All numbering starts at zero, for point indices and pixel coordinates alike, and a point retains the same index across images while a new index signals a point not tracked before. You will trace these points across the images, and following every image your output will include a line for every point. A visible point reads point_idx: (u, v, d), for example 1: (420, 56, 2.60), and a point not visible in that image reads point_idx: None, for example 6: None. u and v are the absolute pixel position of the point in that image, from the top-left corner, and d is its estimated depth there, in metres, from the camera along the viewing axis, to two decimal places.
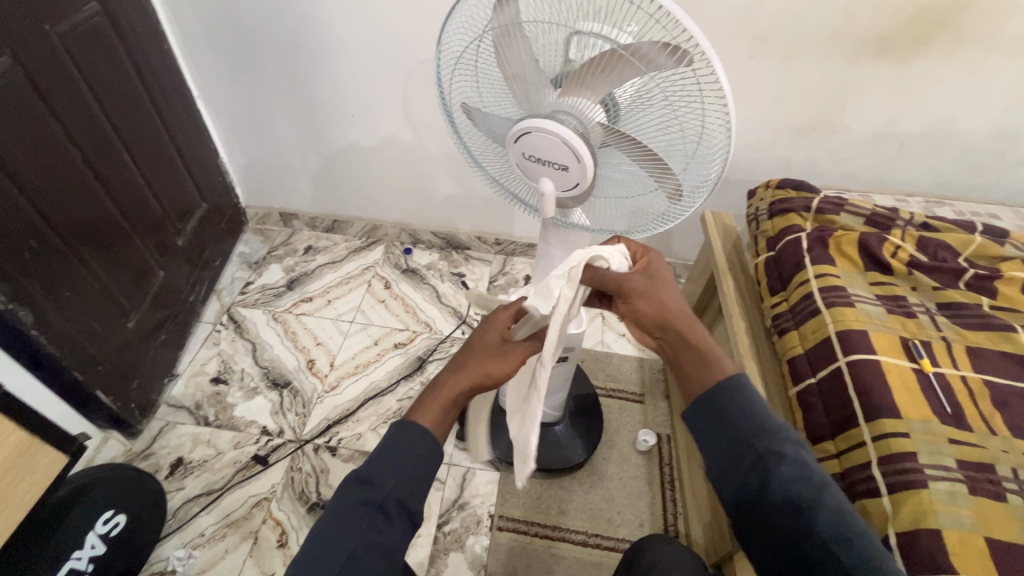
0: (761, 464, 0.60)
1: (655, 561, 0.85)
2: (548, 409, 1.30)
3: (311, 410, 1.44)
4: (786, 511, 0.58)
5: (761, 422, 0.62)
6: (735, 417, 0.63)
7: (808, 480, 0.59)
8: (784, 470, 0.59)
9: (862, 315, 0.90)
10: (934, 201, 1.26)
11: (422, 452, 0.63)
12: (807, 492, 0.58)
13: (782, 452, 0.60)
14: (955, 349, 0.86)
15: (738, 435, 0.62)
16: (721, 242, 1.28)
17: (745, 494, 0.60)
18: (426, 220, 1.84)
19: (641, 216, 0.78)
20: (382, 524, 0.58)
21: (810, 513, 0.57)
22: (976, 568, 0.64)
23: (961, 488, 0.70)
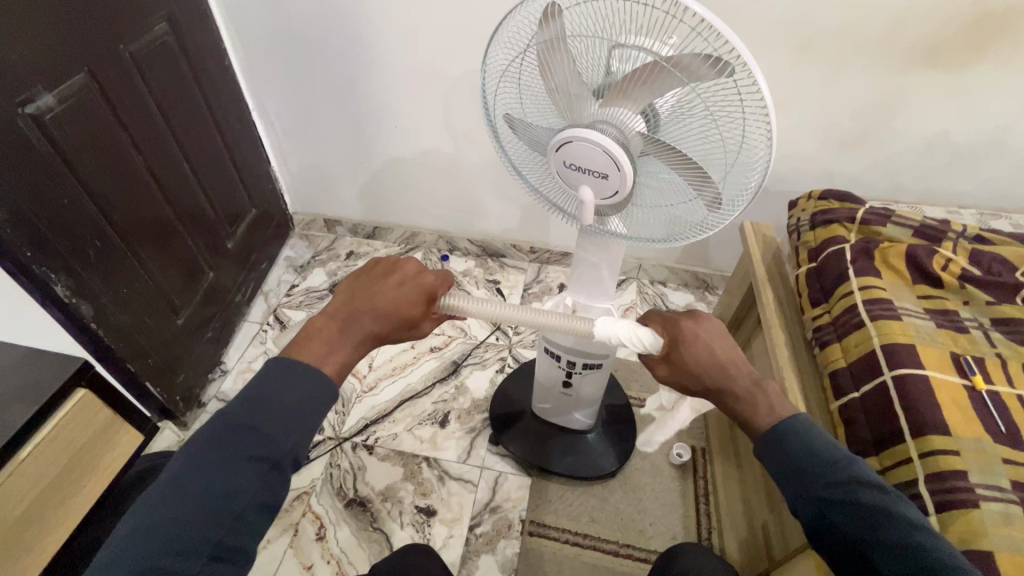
0: (818, 509, 0.62)
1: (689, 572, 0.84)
2: (580, 417, 1.31)
3: (349, 409, 1.48)
4: (850, 551, 0.61)
5: (817, 466, 0.63)
6: (797, 463, 0.64)
7: (868, 518, 0.59)
8: (836, 515, 0.61)
9: (908, 329, 0.88)
10: (990, 213, 1.21)
11: (285, 399, 0.64)
12: (862, 533, 0.60)
13: (839, 492, 0.61)
14: (1011, 366, 0.83)
15: (794, 481, 0.64)
16: (761, 254, 1.27)
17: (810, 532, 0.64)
18: (463, 228, 1.89)
19: (678, 226, 0.79)
20: (270, 477, 0.61)
21: (873, 554, 0.59)
22: None
23: (1016, 510, 0.67)
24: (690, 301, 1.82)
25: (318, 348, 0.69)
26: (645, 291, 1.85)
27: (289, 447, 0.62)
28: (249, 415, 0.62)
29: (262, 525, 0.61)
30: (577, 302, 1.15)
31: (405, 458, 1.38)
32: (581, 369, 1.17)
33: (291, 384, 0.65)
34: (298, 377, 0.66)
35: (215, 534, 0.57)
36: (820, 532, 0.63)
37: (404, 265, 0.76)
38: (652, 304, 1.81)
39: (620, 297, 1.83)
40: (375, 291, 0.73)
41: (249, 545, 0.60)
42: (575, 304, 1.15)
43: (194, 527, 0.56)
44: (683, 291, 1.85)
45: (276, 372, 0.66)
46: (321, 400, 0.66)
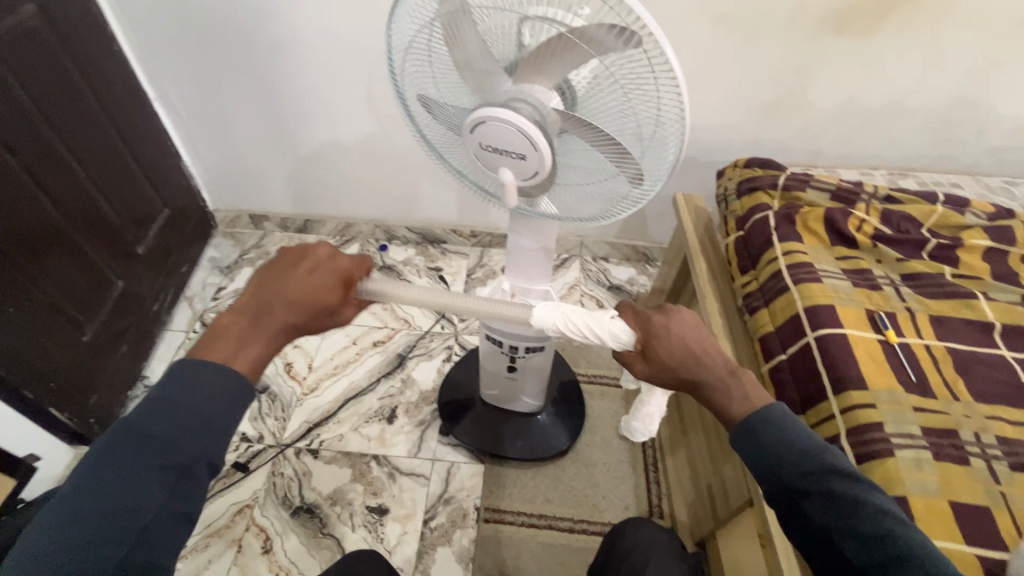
0: (789, 496, 0.57)
1: (636, 546, 0.85)
2: (528, 400, 1.31)
3: (290, 414, 1.42)
4: (823, 542, 0.55)
5: (789, 450, 0.58)
6: (767, 447, 0.59)
7: (843, 507, 0.54)
8: (809, 502, 0.56)
9: (828, 290, 0.91)
10: (899, 173, 1.28)
11: (191, 401, 0.58)
12: (836, 520, 0.55)
13: (814, 478, 0.56)
14: (919, 319, 0.87)
15: (765, 466, 0.59)
16: (694, 224, 1.29)
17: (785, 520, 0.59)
18: (400, 215, 1.82)
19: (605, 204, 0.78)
20: (179, 486, 0.56)
21: (850, 545, 0.54)
22: (940, 532, 0.64)
23: (926, 455, 0.71)
24: (632, 275, 1.85)
25: (226, 346, 0.63)
26: (588, 267, 1.86)
27: (200, 450, 0.57)
28: (152, 421, 0.56)
29: (179, 536, 0.56)
30: (516, 286, 1.13)
31: (353, 458, 1.34)
32: (524, 353, 1.16)
33: (198, 382, 0.59)
34: (208, 374, 0.60)
35: (120, 552, 0.52)
36: (794, 520, 0.58)
37: (313, 250, 0.72)
38: (596, 280, 1.83)
39: (564, 276, 1.83)
40: (285, 279, 0.68)
41: (166, 561, 0.55)
42: (514, 288, 1.13)
43: (94, 547, 0.51)
44: (625, 266, 1.87)
45: (182, 372, 0.59)
46: (234, 395, 0.60)
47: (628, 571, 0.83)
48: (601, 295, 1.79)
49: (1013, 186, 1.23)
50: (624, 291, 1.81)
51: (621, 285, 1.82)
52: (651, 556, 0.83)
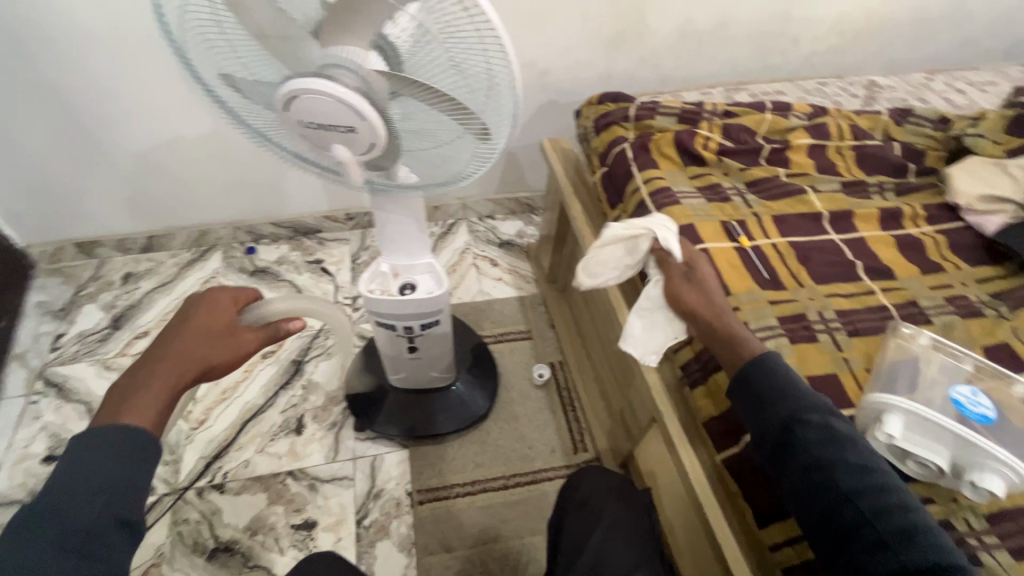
0: (786, 433, 0.63)
1: (588, 495, 0.88)
2: (437, 374, 1.28)
3: (181, 454, 1.27)
4: (811, 473, 0.60)
5: (787, 390, 0.65)
6: (766, 392, 0.66)
7: (825, 441, 0.61)
8: (801, 437, 0.62)
9: (687, 210, 0.96)
10: (734, 88, 1.37)
11: (93, 466, 0.55)
12: (819, 450, 0.60)
13: (802, 418, 0.63)
14: (764, 221, 0.96)
15: (766, 401, 0.66)
16: (564, 168, 1.30)
17: (780, 456, 0.63)
18: (261, 211, 1.65)
19: (460, 164, 0.74)
20: (92, 550, 0.53)
21: (831, 474, 0.59)
22: None
23: (784, 341, 0.78)
24: (520, 228, 1.85)
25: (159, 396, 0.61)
26: (476, 229, 1.83)
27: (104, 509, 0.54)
28: (55, 490, 0.54)
29: None
30: (397, 265, 1.07)
31: (266, 481, 1.24)
32: (421, 331, 1.12)
33: (86, 450, 0.56)
34: (103, 438, 0.57)
35: None
36: (785, 453, 0.63)
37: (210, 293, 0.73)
38: (486, 240, 1.81)
39: (453, 242, 1.79)
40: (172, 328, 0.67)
41: None
42: (395, 267, 1.07)
43: None
44: (512, 220, 1.87)
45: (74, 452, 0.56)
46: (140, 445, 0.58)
47: (586, 522, 0.85)
48: (494, 253, 1.77)
49: (825, 86, 1.38)
50: (515, 245, 1.81)
51: (511, 240, 1.82)
52: (606, 505, 0.85)
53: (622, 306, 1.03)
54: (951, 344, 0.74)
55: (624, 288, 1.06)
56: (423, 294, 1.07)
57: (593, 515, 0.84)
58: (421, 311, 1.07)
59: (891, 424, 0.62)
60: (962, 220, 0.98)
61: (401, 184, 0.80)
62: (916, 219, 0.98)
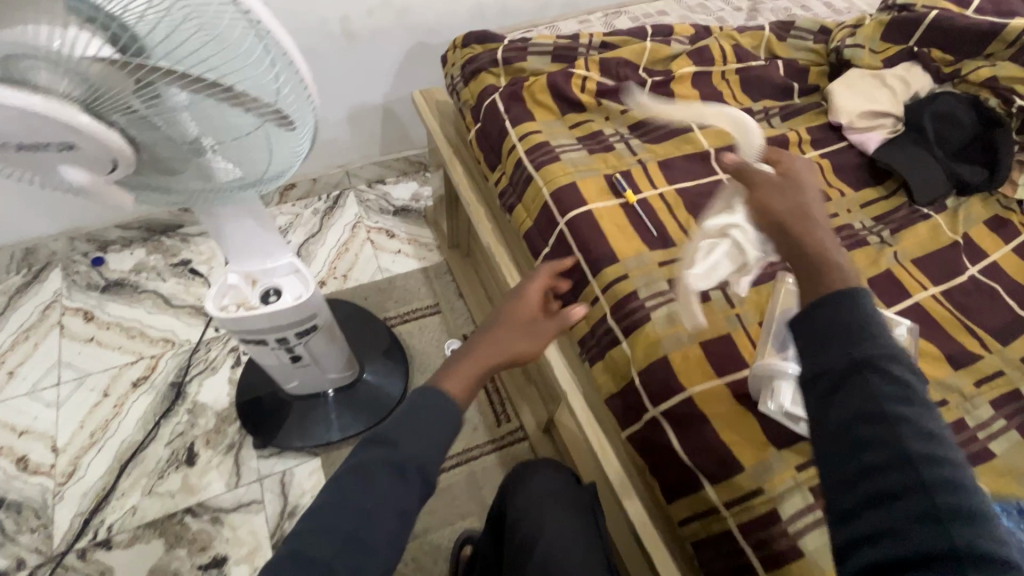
0: (854, 372, 0.43)
1: (520, 509, 0.79)
2: (336, 374, 1.16)
3: (51, 514, 1.11)
4: (873, 437, 0.42)
5: (855, 327, 0.45)
6: (836, 329, 0.46)
7: (899, 398, 0.43)
8: (872, 391, 0.43)
9: (567, 167, 0.86)
10: (614, 12, 1.24)
11: (445, 412, 0.59)
12: (898, 416, 0.42)
13: (880, 364, 0.43)
14: (650, 168, 0.87)
15: (833, 336, 0.45)
16: (439, 125, 1.15)
17: (834, 411, 0.44)
18: (99, 214, 1.41)
19: (271, 157, 0.62)
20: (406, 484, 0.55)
21: (900, 440, 0.41)
22: (698, 377, 0.68)
23: (676, 307, 0.73)
24: (415, 190, 1.68)
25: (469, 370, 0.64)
26: (366, 197, 1.65)
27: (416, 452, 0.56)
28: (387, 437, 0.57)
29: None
30: (253, 273, 0.93)
31: (161, 525, 1.11)
32: (299, 339, 0.99)
33: (433, 399, 0.60)
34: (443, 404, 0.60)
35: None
36: (840, 397, 0.44)
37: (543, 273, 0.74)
38: (379, 209, 1.64)
39: (342, 217, 1.61)
40: (501, 325, 0.68)
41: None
42: (251, 276, 0.93)
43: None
44: (405, 182, 1.69)
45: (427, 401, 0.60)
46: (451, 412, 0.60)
47: (523, 540, 0.75)
48: (389, 223, 1.61)
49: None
50: (412, 210, 1.65)
51: (407, 205, 1.65)
52: (541, 517, 0.76)
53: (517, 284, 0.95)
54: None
55: (517, 262, 0.97)
56: (288, 298, 0.92)
57: (531, 531, 0.75)
58: (291, 317, 0.93)
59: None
60: (845, 139, 0.95)
61: (223, 185, 0.65)
62: (802, 144, 0.94)
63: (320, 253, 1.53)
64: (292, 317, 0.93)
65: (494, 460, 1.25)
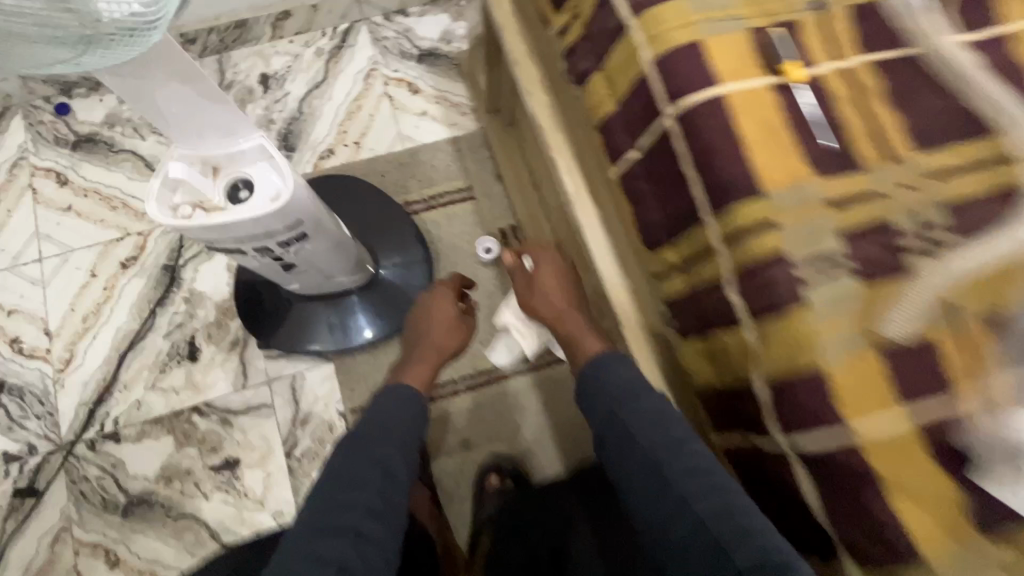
0: (657, 464, 0.52)
1: None
2: (342, 278, 0.95)
3: (55, 402, 1.04)
4: (657, 488, 0.51)
5: (665, 411, 0.55)
6: (600, 390, 0.60)
7: (690, 472, 0.50)
8: (693, 480, 0.50)
9: (688, 10, 0.51)
10: None
11: (404, 409, 0.70)
12: (683, 454, 0.52)
13: (678, 445, 0.52)
14: (833, 19, 0.51)
15: (645, 414, 0.55)
16: None
17: (666, 507, 0.50)
18: None
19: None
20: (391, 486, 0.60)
21: (686, 496, 0.49)
22: (868, 406, 0.43)
23: (848, 284, 0.44)
24: (447, 25, 1.26)
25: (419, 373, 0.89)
26: (382, 34, 1.26)
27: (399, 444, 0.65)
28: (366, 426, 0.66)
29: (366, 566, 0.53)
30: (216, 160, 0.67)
31: (168, 422, 1.04)
32: (285, 247, 0.76)
33: (398, 391, 0.73)
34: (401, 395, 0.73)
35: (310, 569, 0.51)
36: (665, 479, 0.51)
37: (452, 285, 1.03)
38: (399, 52, 1.26)
39: (352, 61, 1.25)
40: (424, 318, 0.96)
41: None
42: (214, 163, 0.67)
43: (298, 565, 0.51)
44: (434, 13, 1.27)
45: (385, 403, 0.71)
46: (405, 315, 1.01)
47: None
48: (412, 72, 1.25)
49: None
50: (441, 55, 1.26)
51: (435, 47, 1.26)
52: None
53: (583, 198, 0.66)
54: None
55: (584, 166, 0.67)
56: (262, 198, 0.67)
57: None
58: (270, 224, 0.68)
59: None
60: None
61: (108, 32, 0.37)
62: None
63: (327, 111, 1.22)
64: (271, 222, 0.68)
65: (530, 382, 1.08)
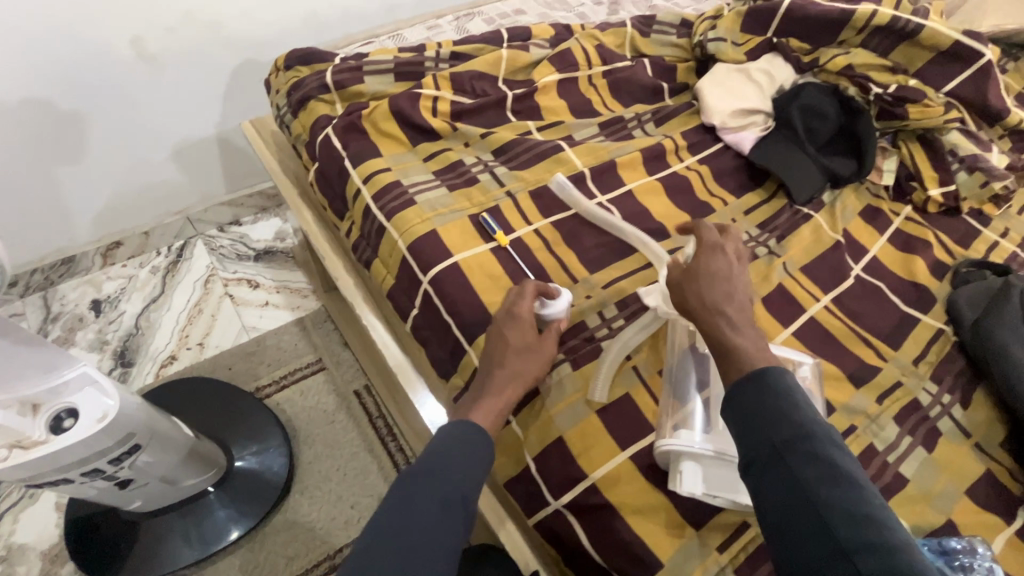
0: (792, 454, 0.47)
1: None
2: (191, 480, 0.96)
3: None
4: (780, 489, 0.46)
5: (789, 401, 0.49)
6: (756, 407, 0.49)
7: (832, 482, 0.45)
8: (771, 397, 0.49)
9: (426, 210, 0.72)
10: (467, 12, 1.09)
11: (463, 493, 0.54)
12: (810, 473, 0.46)
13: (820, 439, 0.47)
14: (523, 201, 0.75)
15: (770, 420, 0.48)
16: (279, 162, 0.96)
17: (762, 473, 0.47)
18: None
19: None
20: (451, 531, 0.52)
21: (812, 458, 0.46)
22: (598, 458, 0.58)
23: (565, 371, 0.63)
24: (279, 227, 1.45)
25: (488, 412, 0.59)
26: (219, 243, 1.40)
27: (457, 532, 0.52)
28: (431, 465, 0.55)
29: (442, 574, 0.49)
30: (39, 399, 0.70)
31: None
32: (121, 465, 0.79)
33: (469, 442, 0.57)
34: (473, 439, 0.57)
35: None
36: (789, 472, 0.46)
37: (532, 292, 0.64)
38: (236, 257, 1.39)
39: (190, 272, 1.35)
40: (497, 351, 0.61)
41: None
42: (37, 402, 0.70)
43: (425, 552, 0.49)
44: (266, 219, 1.46)
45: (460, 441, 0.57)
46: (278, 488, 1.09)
47: None
48: (251, 271, 1.38)
49: None
50: (277, 252, 1.42)
51: (270, 247, 1.42)
52: None
53: (393, 352, 0.80)
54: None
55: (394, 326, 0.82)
56: (101, 403, 0.73)
57: None
58: (116, 433, 0.73)
59: (689, 478, 0.54)
60: (721, 140, 0.89)
61: None
62: (679, 152, 0.87)
63: (166, 321, 1.28)
64: (112, 436, 0.73)
65: None
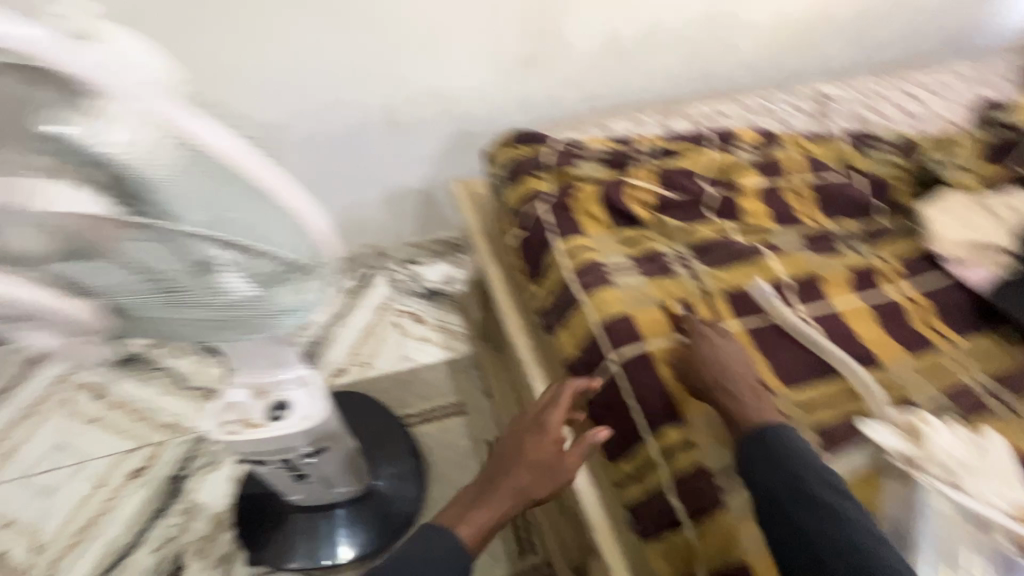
0: (798, 495, 0.54)
1: None
2: (342, 488, 1.05)
3: None
4: (786, 531, 0.53)
5: (811, 464, 0.56)
6: (783, 457, 0.57)
7: (831, 524, 0.53)
8: (801, 454, 0.57)
9: (621, 293, 0.76)
10: (671, 110, 1.16)
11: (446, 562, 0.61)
12: (818, 520, 0.53)
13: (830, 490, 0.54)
14: (718, 300, 0.76)
15: (791, 469, 0.56)
16: (478, 220, 1.07)
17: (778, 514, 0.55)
18: None
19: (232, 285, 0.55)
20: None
21: (822, 503, 0.54)
22: None
23: None
24: (447, 272, 1.59)
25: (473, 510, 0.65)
26: (397, 277, 1.57)
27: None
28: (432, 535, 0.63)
29: None
30: (263, 385, 0.81)
31: None
32: (305, 459, 0.89)
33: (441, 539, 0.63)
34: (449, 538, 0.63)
35: None
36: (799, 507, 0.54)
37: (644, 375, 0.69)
38: (408, 291, 1.55)
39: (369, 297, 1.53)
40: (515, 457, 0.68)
41: None
42: (261, 388, 0.81)
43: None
44: (438, 263, 1.60)
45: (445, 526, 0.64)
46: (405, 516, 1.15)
47: None
48: (418, 307, 1.52)
49: (770, 101, 1.19)
50: (443, 294, 1.55)
51: (438, 289, 1.56)
52: None
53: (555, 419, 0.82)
54: (988, 514, 0.55)
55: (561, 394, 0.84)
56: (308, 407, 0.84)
57: None
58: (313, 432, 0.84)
59: None
60: (944, 271, 0.82)
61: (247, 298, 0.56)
62: (892, 276, 0.81)
63: (343, 336, 1.45)
64: (310, 433, 0.83)
65: None
